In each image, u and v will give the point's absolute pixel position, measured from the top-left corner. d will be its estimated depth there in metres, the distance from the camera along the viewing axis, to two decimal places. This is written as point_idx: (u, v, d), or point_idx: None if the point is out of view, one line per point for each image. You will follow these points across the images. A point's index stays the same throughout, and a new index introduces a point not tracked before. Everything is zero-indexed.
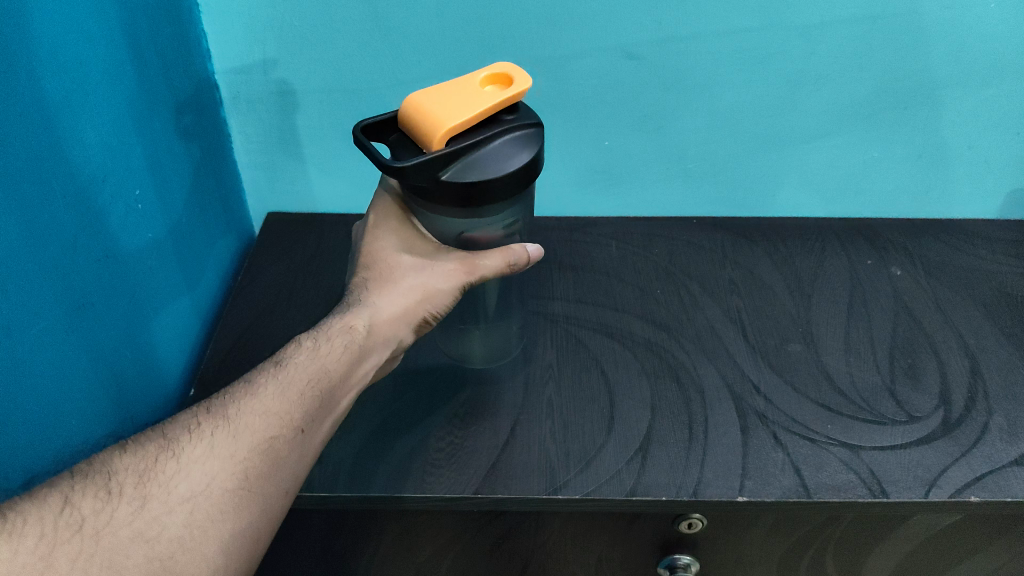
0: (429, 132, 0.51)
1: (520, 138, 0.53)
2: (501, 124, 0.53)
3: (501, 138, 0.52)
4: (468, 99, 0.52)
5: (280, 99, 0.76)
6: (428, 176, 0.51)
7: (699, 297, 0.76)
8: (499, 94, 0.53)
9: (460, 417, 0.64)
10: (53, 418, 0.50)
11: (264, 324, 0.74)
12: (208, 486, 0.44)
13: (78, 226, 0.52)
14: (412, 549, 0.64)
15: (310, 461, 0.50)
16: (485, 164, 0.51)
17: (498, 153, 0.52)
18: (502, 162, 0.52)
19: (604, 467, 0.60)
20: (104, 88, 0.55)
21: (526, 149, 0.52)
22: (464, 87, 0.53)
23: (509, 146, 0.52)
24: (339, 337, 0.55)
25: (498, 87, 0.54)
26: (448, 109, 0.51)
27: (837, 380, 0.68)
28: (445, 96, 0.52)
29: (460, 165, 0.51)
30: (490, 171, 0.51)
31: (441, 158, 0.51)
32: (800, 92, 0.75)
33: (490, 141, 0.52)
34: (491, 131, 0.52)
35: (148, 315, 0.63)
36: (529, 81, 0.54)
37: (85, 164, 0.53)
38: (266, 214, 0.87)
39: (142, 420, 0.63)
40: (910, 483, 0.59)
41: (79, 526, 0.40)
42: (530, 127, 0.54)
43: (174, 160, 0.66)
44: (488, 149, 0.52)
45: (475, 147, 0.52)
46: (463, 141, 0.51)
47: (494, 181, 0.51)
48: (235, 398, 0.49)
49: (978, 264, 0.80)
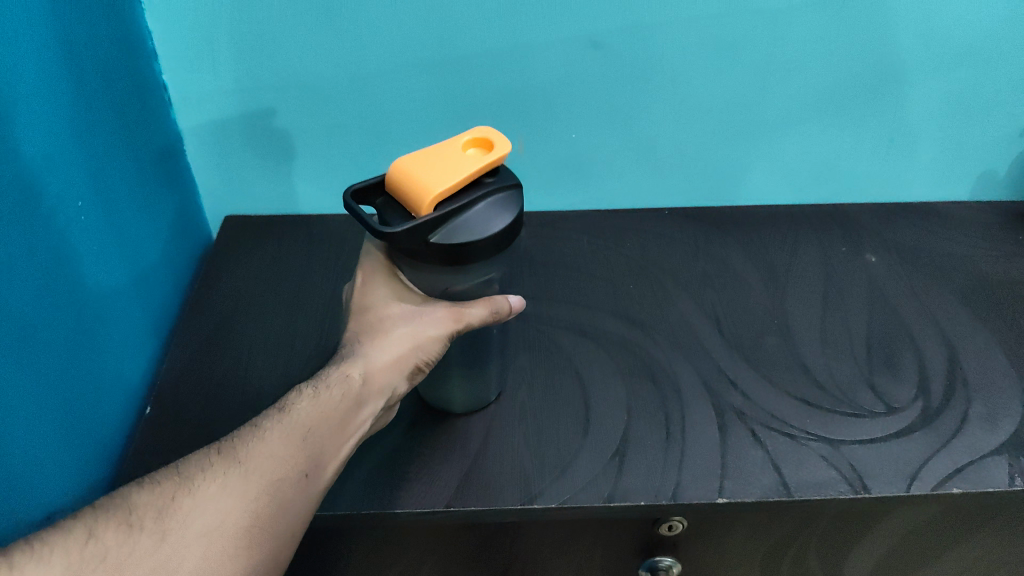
0: (418, 198, 0.49)
1: (502, 200, 0.51)
2: (483, 186, 0.51)
3: (484, 200, 0.51)
4: (452, 164, 0.50)
5: (234, 101, 0.73)
6: (419, 239, 0.49)
7: (672, 292, 0.74)
8: (481, 158, 0.51)
9: (431, 426, 0.62)
10: (10, 455, 0.48)
11: (225, 332, 0.71)
12: (224, 522, 0.43)
13: (15, 246, 0.49)
14: (386, 564, 0.62)
15: (316, 504, 0.49)
16: (470, 227, 0.50)
17: (484, 215, 0.50)
18: (488, 223, 0.50)
19: (581, 473, 0.58)
20: (45, 100, 0.53)
21: (510, 212, 0.51)
22: (447, 151, 0.52)
23: (493, 207, 0.51)
24: (337, 386, 0.53)
25: (480, 149, 0.53)
26: (434, 175, 0.49)
27: (813, 372, 0.67)
28: (430, 161, 0.51)
29: (448, 229, 0.49)
30: (477, 234, 0.49)
31: (431, 223, 0.49)
32: (769, 78, 0.73)
33: (474, 204, 0.50)
34: (476, 194, 0.50)
35: (101, 331, 0.59)
36: (509, 145, 0.52)
37: (24, 180, 0.50)
38: (222, 218, 0.83)
39: (103, 440, 0.60)
40: (891, 478, 0.59)
41: (102, 557, 0.40)
42: (511, 188, 0.52)
43: (123, 170, 0.63)
44: (473, 212, 0.50)
45: (461, 211, 0.50)
46: (451, 205, 0.49)
47: (478, 241, 0.49)
48: (242, 442, 0.48)
49: (952, 249, 0.79)
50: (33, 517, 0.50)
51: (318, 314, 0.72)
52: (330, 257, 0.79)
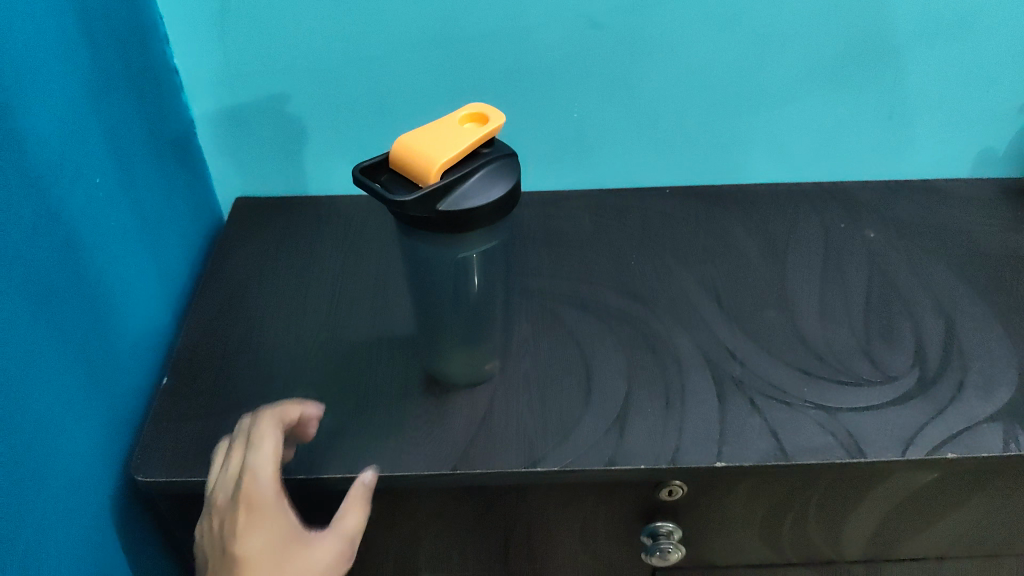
0: (423, 168, 0.51)
1: (501, 167, 0.53)
2: (482, 156, 0.53)
3: (484, 168, 0.52)
4: (453, 135, 0.52)
5: (244, 83, 0.75)
6: (427, 208, 0.51)
7: (672, 267, 0.76)
8: (479, 129, 0.53)
9: (437, 394, 0.64)
10: (34, 415, 0.50)
11: (237, 306, 0.73)
12: None
13: (39, 214, 0.51)
14: (394, 528, 0.64)
15: None
16: (475, 193, 0.51)
17: (486, 182, 0.52)
18: (490, 188, 0.52)
19: (582, 438, 0.60)
20: (63, 73, 0.55)
21: (510, 178, 0.53)
22: (444, 126, 0.54)
23: (493, 174, 0.52)
24: None
25: (476, 122, 0.55)
26: (439, 147, 0.51)
27: (811, 342, 0.68)
28: (432, 134, 0.52)
29: (454, 197, 0.51)
30: (481, 199, 0.51)
31: (438, 190, 0.51)
32: (767, 53, 0.75)
33: (475, 171, 0.52)
34: (476, 162, 0.52)
35: (119, 302, 0.62)
36: (503, 116, 0.54)
37: (46, 150, 0.52)
38: (233, 198, 0.84)
39: (124, 407, 0.62)
40: (886, 443, 0.60)
41: None
42: (507, 157, 0.54)
43: (138, 146, 0.65)
44: (475, 179, 0.52)
45: (464, 179, 0.51)
46: (455, 173, 0.51)
47: (483, 206, 0.51)
48: None
49: (950, 223, 0.80)
50: (57, 473, 0.52)
51: (327, 290, 0.74)
52: (339, 236, 0.81)
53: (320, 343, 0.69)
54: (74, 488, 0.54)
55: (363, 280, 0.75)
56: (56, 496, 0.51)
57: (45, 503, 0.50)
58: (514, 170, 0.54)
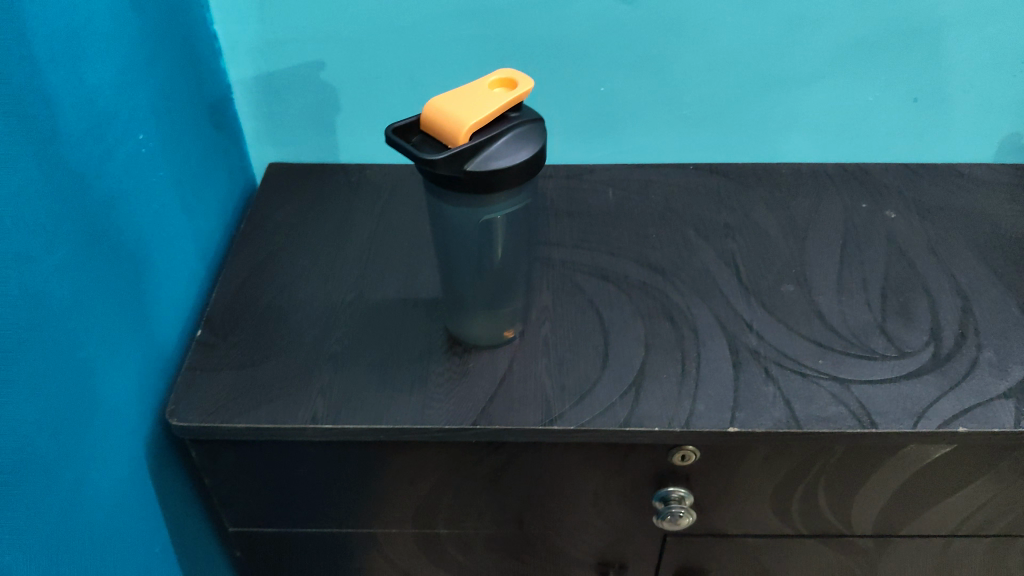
0: (453, 130, 0.52)
1: (529, 131, 0.55)
2: (510, 120, 0.55)
3: (513, 131, 0.54)
4: (483, 99, 0.54)
5: (281, 51, 0.77)
6: (456, 168, 0.52)
7: (693, 241, 0.77)
8: (508, 94, 0.55)
9: (459, 355, 0.66)
10: (77, 355, 0.52)
11: (268, 266, 0.75)
12: None
13: (85, 164, 0.54)
14: (415, 482, 0.66)
15: None
16: (502, 155, 0.53)
17: (513, 144, 0.53)
18: (517, 151, 0.53)
19: (599, 400, 0.62)
20: (110, 31, 0.57)
21: (537, 141, 0.55)
22: (475, 90, 0.55)
23: (520, 138, 0.54)
24: None
25: (505, 88, 0.56)
26: (469, 109, 0.53)
27: (827, 317, 0.69)
28: (462, 97, 0.54)
29: (483, 158, 0.53)
30: (508, 160, 0.53)
31: (467, 151, 0.52)
32: (794, 32, 0.77)
33: (503, 134, 0.54)
34: (505, 125, 0.54)
35: (159, 255, 0.64)
36: (532, 82, 0.56)
37: (94, 103, 0.55)
38: (267, 164, 0.87)
39: (160, 356, 0.64)
40: (898, 415, 0.61)
41: None
42: (534, 122, 0.56)
43: (179, 107, 0.68)
44: (503, 141, 0.53)
45: (493, 140, 0.53)
46: (484, 135, 0.53)
47: (510, 167, 0.53)
48: None
49: (972, 207, 0.81)
50: (97, 412, 0.54)
51: (355, 254, 0.76)
52: (368, 203, 0.83)
53: (347, 303, 0.71)
54: (112, 428, 0.56)
55: (389, 246, 0.77)
56: (96, 434, 0.54)
57: (86, 439, 0.53)
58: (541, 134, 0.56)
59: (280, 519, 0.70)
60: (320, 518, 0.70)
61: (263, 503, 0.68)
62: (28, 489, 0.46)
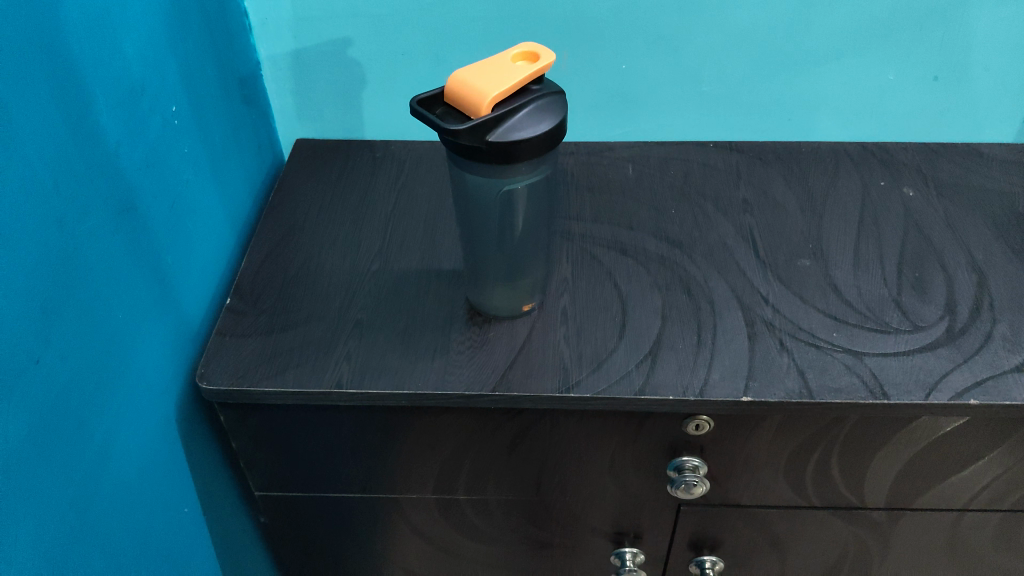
0: (475, 102, 0.54)
1: (550, 103, 0.56)
2: (532, 92, 0.56)
3: (533, 103, 0.55)
4: (506, 71, 0.55)
5: (308, 28, 0.79)
6: (478, 138, 0.54)
7: (711, 216, 0.78)
8: (530, 66, 0.56)
9: (479, 325, 0.68)
10: (110, 317, 0.54)
11: (294, 237, 0.77)
12: None
13: (120, 133, 0.56)
14: (435, 448, 0.68)
15: None
16: (523, 127, 0.54)
17: (534, 116, 0.55)
18: (537, 123, 0.55)
19: (615, 368, 0.63)
20: (144, 5, 0.59)
21: (557, 113, 0.56)
22: (498, 62, 0.57)
23: (541, 110, 0.55)
24: None
25: (527, 61, 0.57)
26: (491, 81, 0.54)
27: (843, 291, 0.70)
28: (485, 69, 0.55)
29: (504, 129, 0.54)
30: (529, 131, 0.54)
31: (488, 122, 0.54)
32: (814, 10, 0.77)
33: (524, 106, 0.55)
34: (526, 97, 0.55)
35: (189, 225, 0.66)
36: (554, 56, 0.57)
37: (127, 75, 0.57)
38: (294, 139, 0.89)
39: (190, 322, 0.66)
40: (910, 386, 0.62)
41: None
42: (556, 95, 0.57)
43: (209, 81, 0.70)
44: (524, 113, 0.55)
45: (514, 112, 0.55)
46: (506, 107, 0.54)
47: (531, 137, 0.54)
48: None
49: (990, 184, 0.81)
50: (130, 374, 0.57)
51: (379, 227, 0.78)
52: (391, 178, 0.84)
53: (372, 274, 0.73)
54: (145, 390, 0.58)
55: (412, 219, 0.79)
56: (129, 395, 0.56)
57: (120, 400, 0.55)
58: (562, 107, 0.57)
59: (305, 483, 0.72)
60: (344, 482, 0.72)
61: (290, 467, 0.70)
62: (63, 444, 0.49)
